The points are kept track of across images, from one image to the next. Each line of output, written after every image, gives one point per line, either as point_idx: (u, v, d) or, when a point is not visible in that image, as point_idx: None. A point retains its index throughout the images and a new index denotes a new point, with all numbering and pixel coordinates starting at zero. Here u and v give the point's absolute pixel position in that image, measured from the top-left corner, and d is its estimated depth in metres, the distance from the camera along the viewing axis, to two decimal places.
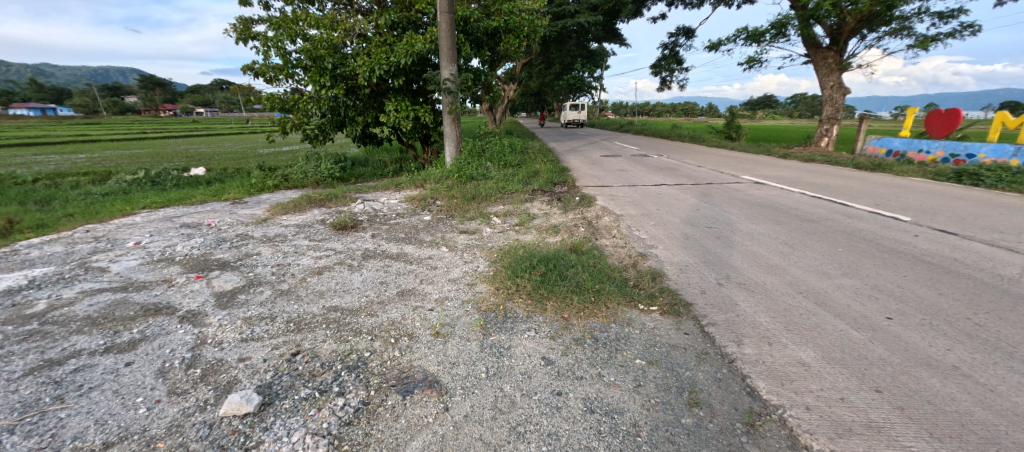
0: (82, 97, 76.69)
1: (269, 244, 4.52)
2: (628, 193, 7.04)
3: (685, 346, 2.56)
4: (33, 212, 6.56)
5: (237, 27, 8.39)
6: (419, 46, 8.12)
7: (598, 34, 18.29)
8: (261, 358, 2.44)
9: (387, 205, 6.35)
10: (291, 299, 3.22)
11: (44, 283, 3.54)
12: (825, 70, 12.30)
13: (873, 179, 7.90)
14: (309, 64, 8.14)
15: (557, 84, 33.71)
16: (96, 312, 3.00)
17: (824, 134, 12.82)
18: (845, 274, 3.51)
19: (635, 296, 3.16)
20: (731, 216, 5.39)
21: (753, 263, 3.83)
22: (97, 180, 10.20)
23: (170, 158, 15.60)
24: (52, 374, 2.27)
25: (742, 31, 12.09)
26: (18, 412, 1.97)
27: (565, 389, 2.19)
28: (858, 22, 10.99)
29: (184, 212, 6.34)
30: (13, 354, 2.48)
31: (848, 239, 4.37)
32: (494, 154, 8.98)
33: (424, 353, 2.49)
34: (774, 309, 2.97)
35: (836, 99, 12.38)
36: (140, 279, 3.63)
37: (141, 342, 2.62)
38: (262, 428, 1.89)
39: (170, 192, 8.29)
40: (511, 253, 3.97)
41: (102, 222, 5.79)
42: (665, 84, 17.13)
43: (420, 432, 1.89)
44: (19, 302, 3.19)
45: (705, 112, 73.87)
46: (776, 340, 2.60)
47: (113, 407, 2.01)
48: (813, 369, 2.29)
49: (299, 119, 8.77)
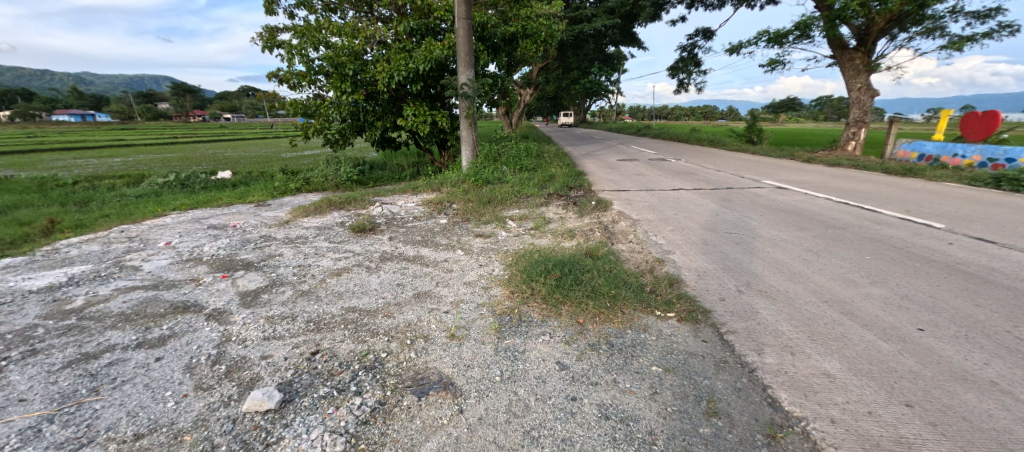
0: (119, 105, 81.30)
1: (291, 246, 4.64)
2: (645, 197, 6.98)
3: (703, 354, 2.53)
4: (73, 213, 6.88)
5: (264, 35, 8.68)
6: (438, 52, 8.26)
7: (616, 38, 18.17)
8: (283, 356, 2.51)
9: (404, 208, 6.44)
10: (311, 299, 3.31)
11: (81, 280, 3.71)
12: (852, 72, 11.96)
13: (902, 184, 7.64)
14: (331, 70, 8.35)
15: (576, 88, 33.62)
16: (129, 309, 3.14)
17: (851, 137, 12.47)
18: (873, 283, 3.41)
19: (651, 301, 3.13)
20: (753, 222, 5.29)
21: (775, 270, 3.75)
22: (132, 182, 10.68)
23: (199, 162, 16.24)
24: (89, 367, 2.39)
25: (764, 33, 11.90)
26: (56, 403, 2.08)
27: (579, 394, 2.18)
28: (887, 22, 10.67)
29: (211, 214, 6.58)
30: (53, 347, 2.61)
31: (877, 247, 4.23)
32: (510, 158, 9.07)
33: (439, 355, 2.53)
34: (797, 318, 2.90)
35: (863, 101, 12.00)
36: (170, 278, 3.78)
37: (170, 338, 2.72)
38: (282, 425, 1.94)
39: (199, 194, 8.58)
40: (526, 257, 3.98)
41: (136, 222, 6.06)
42: (683, 87, 16.89)
43: (435, 433, 1.91)
44: (59, 298, 3.36)
45: (726, 115, 72.58)
46: (799, 349, 2.54)
47: (144, 400, 2.10)
48: (839, 381, 2.23)
49: (322, 124, 8.98)
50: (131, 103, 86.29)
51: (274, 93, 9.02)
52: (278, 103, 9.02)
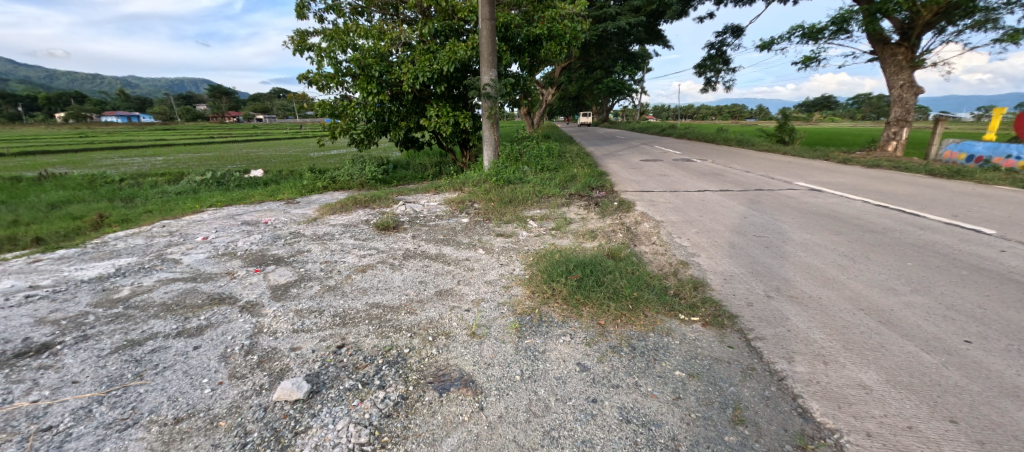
0: (160, 106, 85.63)
1: (319, 243, 4.79)
2: (669, 198, 6.86)
3: (729, 360, 2.47)
4: (119, 208, 7.30)
5: (295, 39, 8.96)
6: (462, 53, 8.35)
7: (641, 36, 17.93)
8: (310, 349, 2.60)
9: (427, 207, 6.54)
10: (337, 294, 3.41)
11: (128, 271, 3.95)
12: (893, 68, 11.42)
13: (948, 187, 7.25)
14: (357, 72, 8.56)
15: (599, 88, 33.33)
16: (170, 299, 3.31)
17: (892, 137, 11.91)
18: (915, 291, 3.26)
19: (675, 305, 3.08)
20: (783, 225, 5.12)
21: (807, 275, 3.63)
22: (172, 179, 11.23)
23: (233, 161, 16.94)
24: (134, 353, 2.53)
25: (797, 28, 11.51)
26: (105, 385, 2.21)
27: (600, 396, 2.17)
28: (934, 15, 10.13)
29: (245, 211, 6.85)
30: (102, 334, 2.78)
31: (918, 253, 4.03)
32: (532, 158, 9.08)
33: (461, 352, 2.56)
34: (830, 326, 2.80)
35: (905, 99, 11.44)
36: (207, 271, 3.96)
37: (207, 328, 2.86)
38: (310, 415, 2.01)
39: (232, 192, 8.95)
40: (547, 257, 3.98)
41: (176, 218, 6.37)
42: (710, 85, 16.48)
43: (456, 429, 1.94)
44: (108, 287, 3.58)
45: (756, 115, 70.47)
46: (833, 359, 2.45)
47: (184, 386, 2.22)
48: (876, 394, 2.14)
49: (348, 124, 9.21)
50: (170, 105, 90.74)
51: (303, 94, 9.30)
52: (307, 104, 9.30)
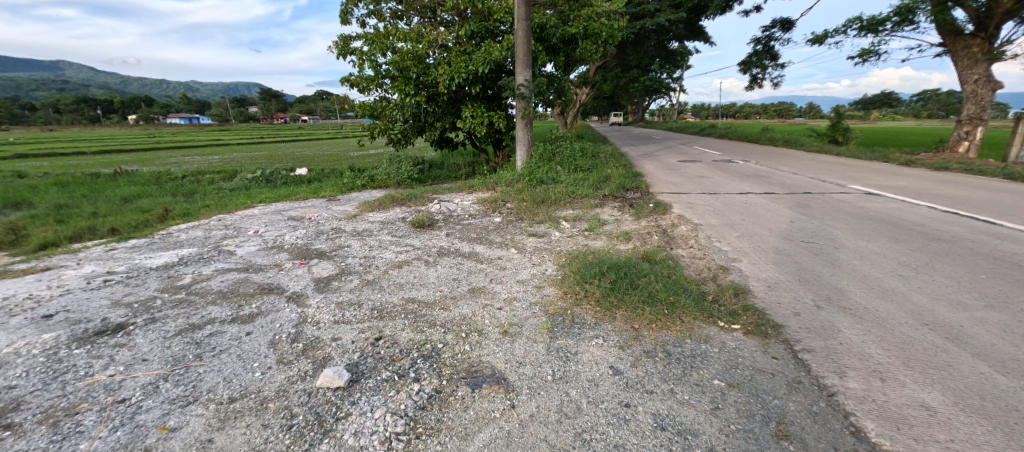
0: (216, 108, 91.62)
1: (358, 239, 4.97)
2: (709, 201, 6.63)
3: (773, 372, 2.37)
4: (180, 203, 7.88)
5: (338, 43, 9.34)
6: (497, 54, 8.43)
7: (681, 33, 17.39)
8: (350, 340, 2.71)
9: (460, 206, 6.65)
10: (375, 288, 3.54)
11: (189, 261, 4.27)
12: (967, 61, 10.49)
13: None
14: (396, 74, 8.81)
15: (636, 87, 32.59)
16: (226, 287, 3.56)
17: (963, 137, 10.96)
18: (989, 307, 2.99)
19: (714, 311, 2.98)
20: (834, 231, 4.84)
21: (862, 286, 3.41)
22: (227, 176, 12.01)
23: (279, 159, 17.85)
24: (194, 336, 2.74)
25: (854, 20, 10.81)
26: (170, 364, 2.41)
27: (633, 401, 2.15)
28: (1016, 2, 9.21)
29: (291, 207, 7.22)
30: (166, 317, 3.02)
31: (992, 265, 3.70)
32: (565, 159, 9.04)
33: (493, 350, 2.60)
34: (888, 341, 2.63)
35: (981, 95, 10.49)
36: (258, 262, 4.22)
37: (258, 315, 3.05)
38: (350, 402, 2.11)
39: (279, 189, 9.43)
40: (580, 258, 3.95)
41: (230, 212, 6.81)
42: (755, 82, 15.75)
43: (488, 425, 1.98)
44: (171, 275, 3.88)
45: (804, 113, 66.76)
46: (891, 376, 2.30)
47: (237, 368, 2.38)
48: (941, 416, 1.99)
49: (386, 125, 9.50)
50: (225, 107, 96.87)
51: (345, 96, 9.66)
52: (348, 105, 9.66)
